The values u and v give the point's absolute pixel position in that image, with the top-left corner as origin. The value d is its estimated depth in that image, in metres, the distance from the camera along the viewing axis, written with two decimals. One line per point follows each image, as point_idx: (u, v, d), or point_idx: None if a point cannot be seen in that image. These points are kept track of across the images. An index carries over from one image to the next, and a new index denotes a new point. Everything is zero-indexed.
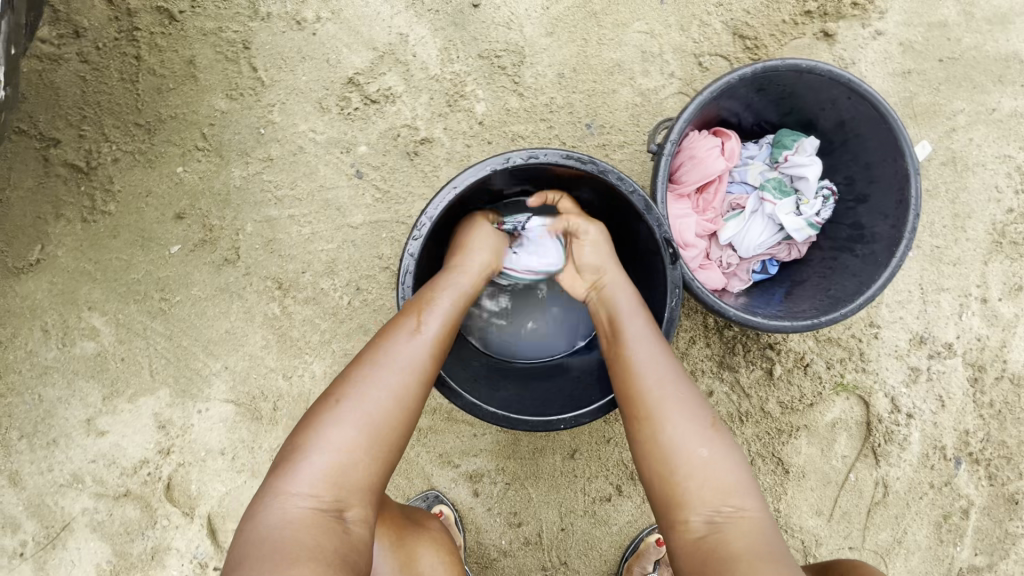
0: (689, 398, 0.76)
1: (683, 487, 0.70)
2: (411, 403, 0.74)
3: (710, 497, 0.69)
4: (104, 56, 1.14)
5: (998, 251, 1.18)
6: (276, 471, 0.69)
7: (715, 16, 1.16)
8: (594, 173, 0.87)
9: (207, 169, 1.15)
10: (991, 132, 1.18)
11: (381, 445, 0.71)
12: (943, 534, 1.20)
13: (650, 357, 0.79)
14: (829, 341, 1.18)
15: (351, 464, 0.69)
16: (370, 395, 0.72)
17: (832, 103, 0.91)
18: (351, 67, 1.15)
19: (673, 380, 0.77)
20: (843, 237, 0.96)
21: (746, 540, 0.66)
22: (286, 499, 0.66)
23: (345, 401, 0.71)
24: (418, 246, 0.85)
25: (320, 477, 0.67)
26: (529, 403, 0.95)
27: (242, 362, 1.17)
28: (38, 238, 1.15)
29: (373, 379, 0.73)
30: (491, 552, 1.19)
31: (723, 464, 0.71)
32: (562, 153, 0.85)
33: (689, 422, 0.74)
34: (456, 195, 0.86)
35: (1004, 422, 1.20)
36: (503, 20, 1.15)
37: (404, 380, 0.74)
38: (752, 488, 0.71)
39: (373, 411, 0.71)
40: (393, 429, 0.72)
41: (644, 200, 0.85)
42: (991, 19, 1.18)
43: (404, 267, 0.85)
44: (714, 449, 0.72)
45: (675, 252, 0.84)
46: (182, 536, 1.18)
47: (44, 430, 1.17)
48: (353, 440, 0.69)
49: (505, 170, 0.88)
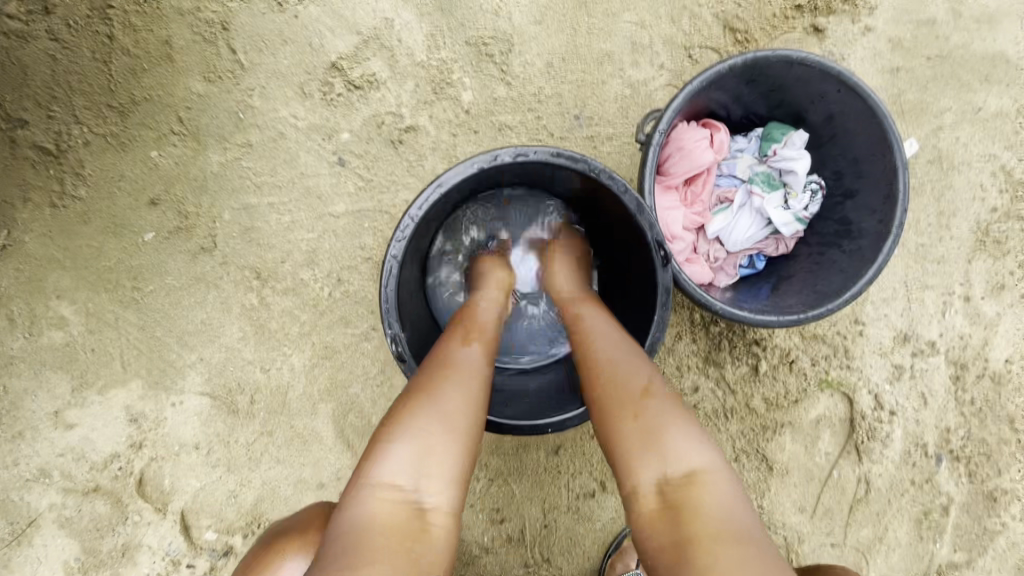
0: (625, 361, 0.77)
1: (628, 449, 0.68)
2: (484, 403, 0.75)
3: (657, 459, 0.67)
4: (74, 34, 1.09)
5: (982, 250, 1.19)
6: (363, 467, 0.68)
7: (706, 8, 1.14)
8: (586, 172, 0.85)
9: (183, 153, 1.11)
10: (977, 131, 1.18)
11: (466, 440, 0.71)
12: (923, 530, 1.21)
13: (596, 334, 0.82)
14: (814, 338, 1.18)
15: (452, 461, 0.69)
16: (452, 392, 0.73)
17: (821, 97, 0.90)
18: (334, 52, 1.11)
19: (615, 353, 0.78)
20: (830, 233, 0.96)
21: (701, 506, 0.63)
22: (379, 488, 0.65)
23: (426, 396, 0.72)
24: (402, 247, 0.83)
25: (410, 470, 0.67)
26: (514, 410, 0.94)
27: (218, 354, 1.13)
28: (5, 223, 1.10)
29: (451, 376, 0.75)
30: (472, 549, 1.17)
31: (665, 426, 0.69)
32: (551, 151, 0.83)
33: (629, 385, 0.74)
34: (442, 192, 0.84)
35: (985, 419, 1.21)
36: (491, 7, 1.13)
37: (479, 383, 0.76)
38: (707, 448, 0.68)
39: (453, 405, 0.72)
40: (473, 433, 0.72)
41: (636, 201, 0.83)
42: (979, 18, 1.18)
43: (387, 268, 0.83)
44: (657, 411, 0.71)
45: (666, 254, 0.84)
46: (153, 533, 1.14)
47: (9, 422, 1.13)
48: (437, 431, 0.69)
49: (492, 168, 0.85)
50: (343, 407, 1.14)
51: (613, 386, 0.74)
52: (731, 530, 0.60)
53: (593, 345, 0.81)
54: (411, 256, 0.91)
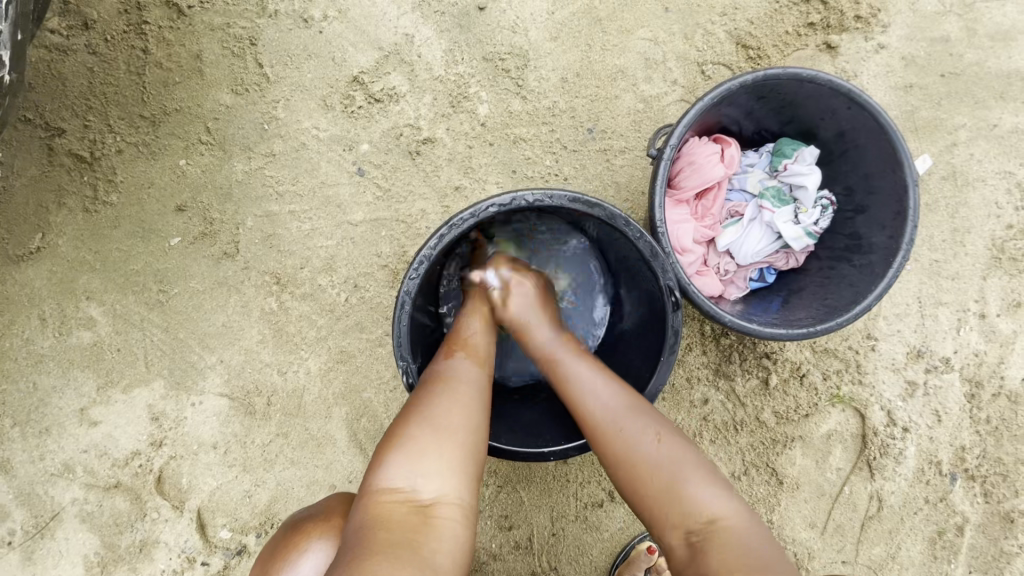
0: (630, 412, 0.78)
1: (654, 506, 0.71)
2: (480, 405, 0.77)
3: (677, 512, 0.70)
4: (111, 48, 1.15)
5: (997, 267, 1.18)
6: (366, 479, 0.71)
7: (719, 26, 1.16)
8: (602, 217, 0.85)
9: (210, 162, 1.16)
10: (992, 148, 1.18)
11: (457, 443, 0.72)
12: (937, 550, 1.20)
13: (584, 386, 0.82)
14: (825, 352, 1.18)
15: (449, 458, 0.71)
16: (444, 408, 0.74)
17: (832, 114, 0.91)
18: (356, 66, 1.16)
19: (612, 400, 0.79)
20: (841, 247, 0.96)
21: (723, 550, 0.65)
22: (386, 499, 0.67)
23: (419, 410, 0.74)
24: (416, 285, 0.83)
25: (407, 475, 0.68)
26: (519, 430, 0.95)
27: (237, 356, 1.17)
28: (40, 227, 1.15)
29: (442, 390, 0.77)
30: (480, 555, 1.18)
31: (682, 477, 0.72)
32: (570, 196, 0.83)
33: (635, 427, 0.76)
34: (459, 231, 0.84)
35: (1001, 438, 1.19)
36: (508, 24, 1.16)
37: (474, 388, 0.79)
38: (717, 489, 0.71)
39: (443, 415, 0.73)
40: (473, 434, 0.74)
41: (652, 246, 0.84)
42: (994, 36, 1.18)
43: (399, 305, 0.82)
44: (673, 454, 0.74)
45: (677, 299, 0.85)
46: (171, 529, 1.17)
47: (37, 418, 1.17)
48: (427, 437, 0.71)
49: (508, 209, 0.85)
50: (356, 410, 1.16)
51: (620, 443, 0.75)
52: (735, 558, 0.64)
53: (585, 394, 0.81)
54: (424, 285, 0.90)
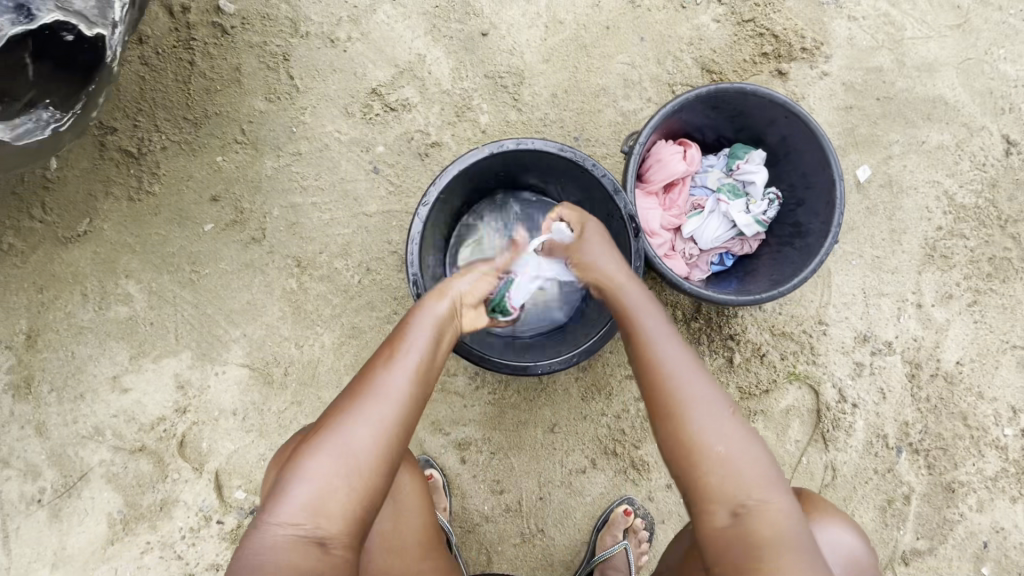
0: (703, 391, 0.76)
1: (707, 482, 0.72)
2: (400, 433, 0.75)
3: (733, 490, 0.71)
4: (162, 60, 1.31)
5: (931, 263, 1.36)
6: (270, 495, 0.72)
7: (687, 53, 1.36)
8: (574, 160, 1.02)
9: (244, 159, 1.32)
10: (921, 161, 1.37)
11: (362, 474, 0.72)
12: (887, 517, 1.32)
13: (665, 354, 0.79)
14: (783, 335, 1.33)
15: (350, 500, 0.71)
16: (354, 432, 0.72)
17: (773, 122, 1.09)
18: (375, 80, 1.33)
19: (686, 371, 0.77)
20: (786, 235, 1.13)
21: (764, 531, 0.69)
22: (279, 525, 0.69)
23: (331, 431, 0.73)
24: (427, 211, 1.00)
25: (304, 506, 0.69)
26: (507, 353, 1.10)
27: (259, 330, 1.30)
28: (88, 212, 1.30)
29: (360, 410, 0.74)
30: (474, 517, 1.30)
31: (740, 459, 0.72)
32: (548, 142, 1.01)
33: (707, 411, 0.75)
34: (460, 171, 1.01)
35: (940, 415, 1.34)
36: (507, 48, 1.35)
37: (392, 412, 0.75)
38: (771, 474, 0.73)
39: (356, 443, 0.72)
40: (379, 465, 0.73)
41: (614, 184, 1.01)
42: (920, 67, 1.38)
43: (412, 228, 0.98)
44: (723, 426, 0.74)
45: (638, 227, 1.01)
46: (190, 490, 1.28)
47: (73, 384, 1.29)
48: (335, 469, 0.71)
49: (500, 155, 1.03)
50: None
51: (688, 419, 0.74)
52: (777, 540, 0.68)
53: (662, 362, 0.78)
54: (433, 223, 1.06)
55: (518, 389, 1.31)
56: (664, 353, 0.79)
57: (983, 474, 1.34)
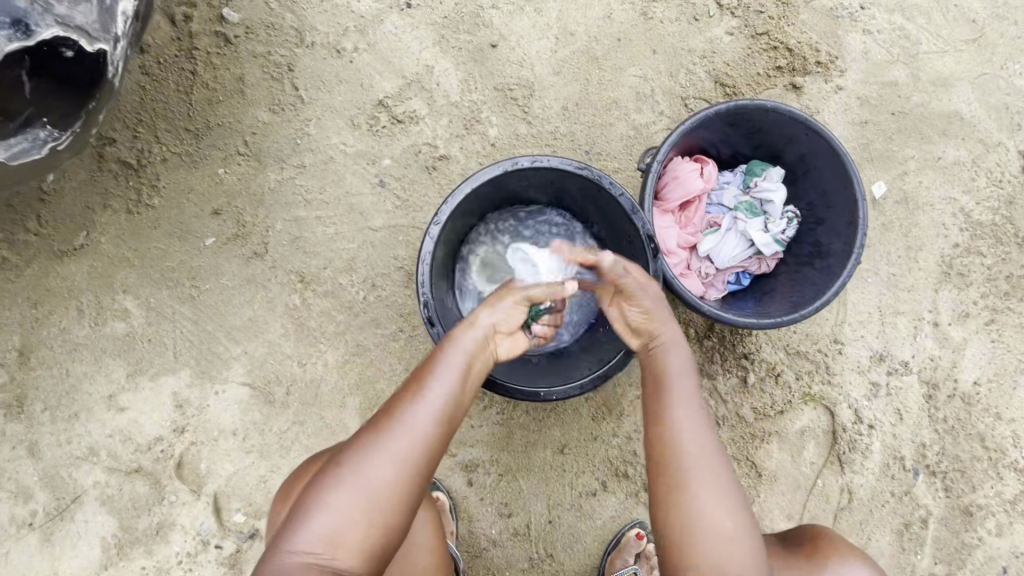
0: (712, 471, 0.82)
1: (698, 556, 0.78)
2: (416, 473, 0.78)
3: (717, 569, 0.77)
4: (163, 69, 1.28)
5: (947, 281, 1.33)
6: (290, 520, 0.76)
7: (700, 66, 1.34)
8: (589, 178, 1.00)
9: (246, 171, 1.28)
10: (937, 177, 1.35)
11: (381, 510, 0.75)
12: (904, 542, 1.29)
13: (687, 422, 0.85)
14: (798, 354, 1.30)
15: (364, 535, 0.75)
16: (373, 469, 0.76)
17: (792, 139, 1.07)
18: (382, 91, 1.30)
19: (705, 449, 0.83)
20: (805, 254, 1.10)
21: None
22: (297, 552, 0.73)
23: (350, 466, 0.77)
24: (439, 230, 0.97)
25: (323, 535, 0.73)
26: (517, 375, 1.06)
27: (261, 348, 1.26)
28: (85, 225, 1.26)
29: (380, 446, 0.78)
30: (481, 542, 1.26)
31: (736, 542, 0.78)
32: (563, 160, 0.99)
33: (713, 492, 0.81)
34: (474, 188, 0.99)
35: (957, 437, 1.31)
36: (516, 59, 1.32)
37: (413, 450, 0.78)
38: (755, 563, 0.79)
39: (375, 480, 0.76)
40: (393, 506, 0.76)
41: (631, 203, 0.98)
42: (936, 82, 1.36)
43: (424, 248, 0.96)
44: (722, 498, 0.80)
45: (655, 248, 0.98)
46: (187, 513, 1.24)
47: (67, 403, 1.24)
48: (354, 504, 0.75)
49: (513, 172, 1.01)
50: (369, 401, 1.26)
51: (691, 491, 0.80)
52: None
53: (681, 431, 0.84)
54: (444, 242, 1.04)
55: (527, 409, 1.27)
56: (687, 421, 0.85)
57: (1002, 497, 1.31)
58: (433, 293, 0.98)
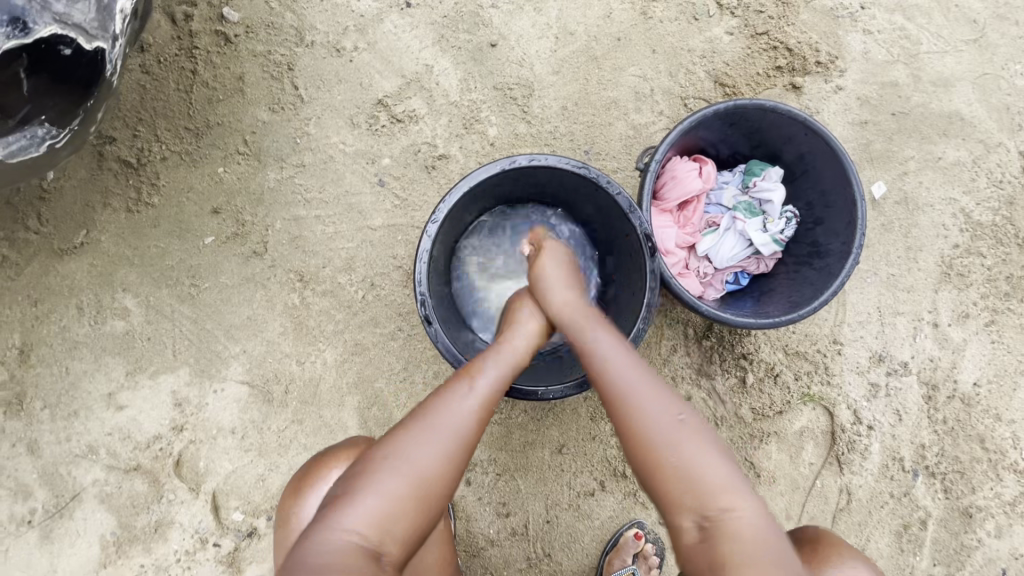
0: (658, 400, 0.78)
1: (674, 490, 0.72)
2: (459, 459, 0.77)
3: (694, 500, 0.71)
4: (163, 68, 1.28)
5: (947, 281, 1.33)
6: (334, 504, 0.72)
7: (700, 66, 1.34)
8: (588, 177, 0.99)
9: (245, 170, 1.29)
10: (938, 177, 1.35)
11: (426, 494, 0.73)
12: (903, 543, 1.29)
13: (608, 359, 0.84)
14: (797, 354, 1.30)
15: (407, 518, 0.72)
16: (423, 451, 0.75)
17: (791, 139, 1.07)
18: (381, 90, 1.31)
19: (637, 382, 0.80)
20: (804, 254, 1.10)
21: (728, 546, 0.67)
22: (341, 532, 0.69)
23: (400, 448, 0.75)
24: (436, 230, 0.97)
25: (370, 516, 0.70)
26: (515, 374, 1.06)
27: (260, 346, 1.27)
28: (85, 224, 1.26)
29: (432, 430, 0.77)
30: (479, 541, 1.26)
31: (704, 463, 0.73)
32: (562, 158, 0.99)
33: (665, 417, 0.76)
34: (473, 186, 0.99)
35: (957, 438, 1.31)
36: (516, 59, 1.32)
37: (459, 436, 0.77)
38: (731, 480, 0.72)
39: (424, 463, 0.74)
40: (441, 487, 0.75)
41: (629, 202, 0.98)
42: (936, 82, 1.36)
43: (421, 246, 0.95)
44: (680, 420, 0.76)
45: (653, 247, 0.98)
46: (186, 511, 1.24)
47: (66, 401, 1.25)
48: (404, 486, 0.72)
49: (511, 171, 1.00)
50: (367, 400, 1.26)
51: (644, 426, 0.76)
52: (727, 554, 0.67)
53: (616, 374, 0.82)
54: (442, 241, 1.03)
55: (525, 408, 1.28)
56: (607, 357, 0.84)
57: (1002, 498, 1.30)
58: (431, 292, 0.98)
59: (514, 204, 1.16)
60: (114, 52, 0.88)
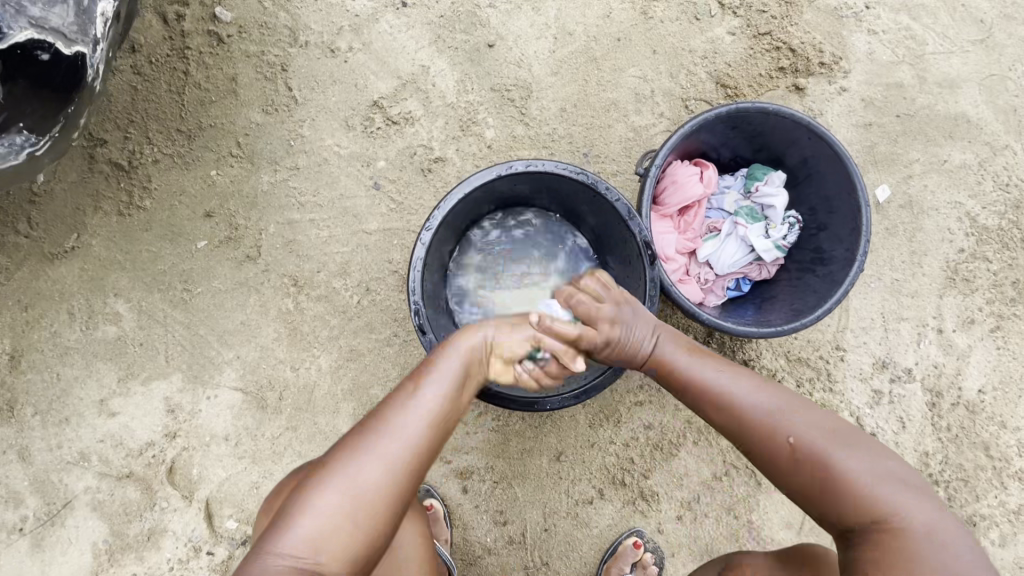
0: (784, 408, 0.80)
1: (825, 492, 0.74)
2: (407, 475, 0.73)
3: (853, 502, 0.72)
4: (155, 69, 1.26)
5: (953, 287, 1.31)
6: (275, 524, 0.70)
7: (701, 67, 1.31)
8: (585, 183, 0.97)
9: (239, 173, 1.27)
10: (943, 180, 1.32)
11: (369, 512, 0.70)
12: None
13: (718, 380, 0.84)
14: (799, 361, 1.28)
15: (352, 537, 0.69)
16: (361, 466, 0.71)
17: (794, 143, 1.04)
18: (376, 92, 1.28)
19: (752, 396, 0.81)
20: (807, 260, 1.08)
21: (908, 549, 0.68)
22: (279, 554, 0.67)
23: (338, 464, 0.72)
24: (430, 237, 0.95)
25: (308, 537, 0.68)
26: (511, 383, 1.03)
27: (253, 352, 1.25)
28: (76, 228, 1.24)
29: (370, 446, 0.73)
30: (476, 550, 1.24)
31: (848, 461, 0.74)
32: (559, 163, 0.96)
33: (796, 424, 0.78)
34: (468, 193, 0.97)
35: (961, 445, 1.29)
36: (514, 59, 1.30)
37: (405, 450, 0.73)
38: (874, 472, 0.73)
39: (363, 479, 0.71)
40: (384, 507, 0.71)
41: (628, 208, 0.96)
42: (941, 83, 1.34)
43: (415, 254, 0.93)
44: (810, 423, 0.78)
45: (653, 254, 0.95)
46: (179, 519, 1.23)
47: (58, 408, 1.23)
48: (341, 504, 0.69)
49: (508, 177, 0.98)
50: (363, 406, 1.24)
51: (780, 437, 0.78)
52: (941, 569, 0.66)
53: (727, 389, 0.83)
54: (437, 247, 1.01)
55: (523, 415, 1.26)
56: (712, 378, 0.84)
57: (1006, 507, 1.29)
58: (425, 300, 0.96)
59: (511, 210, 1.14)
60: (96, 56, 0.86)
